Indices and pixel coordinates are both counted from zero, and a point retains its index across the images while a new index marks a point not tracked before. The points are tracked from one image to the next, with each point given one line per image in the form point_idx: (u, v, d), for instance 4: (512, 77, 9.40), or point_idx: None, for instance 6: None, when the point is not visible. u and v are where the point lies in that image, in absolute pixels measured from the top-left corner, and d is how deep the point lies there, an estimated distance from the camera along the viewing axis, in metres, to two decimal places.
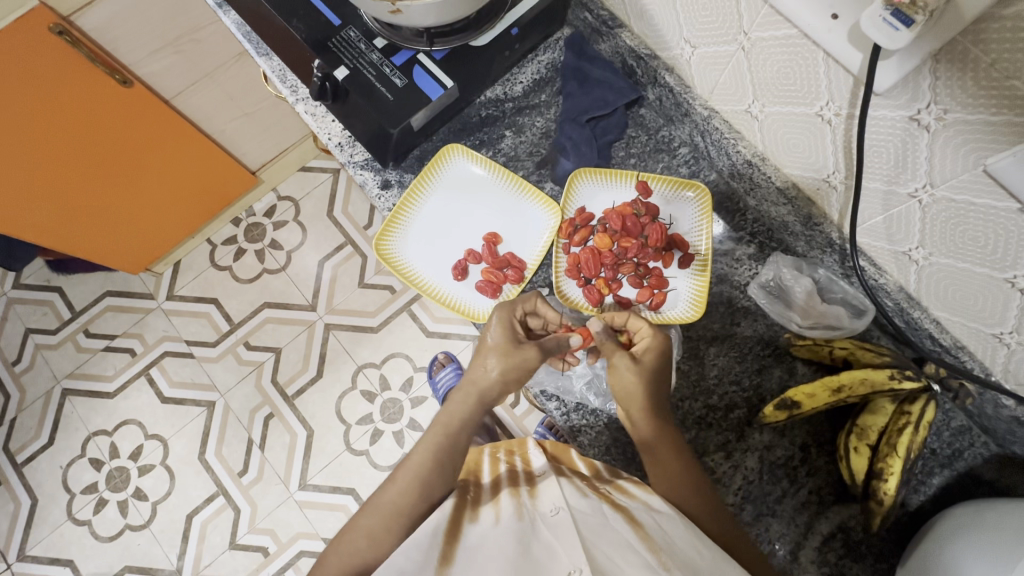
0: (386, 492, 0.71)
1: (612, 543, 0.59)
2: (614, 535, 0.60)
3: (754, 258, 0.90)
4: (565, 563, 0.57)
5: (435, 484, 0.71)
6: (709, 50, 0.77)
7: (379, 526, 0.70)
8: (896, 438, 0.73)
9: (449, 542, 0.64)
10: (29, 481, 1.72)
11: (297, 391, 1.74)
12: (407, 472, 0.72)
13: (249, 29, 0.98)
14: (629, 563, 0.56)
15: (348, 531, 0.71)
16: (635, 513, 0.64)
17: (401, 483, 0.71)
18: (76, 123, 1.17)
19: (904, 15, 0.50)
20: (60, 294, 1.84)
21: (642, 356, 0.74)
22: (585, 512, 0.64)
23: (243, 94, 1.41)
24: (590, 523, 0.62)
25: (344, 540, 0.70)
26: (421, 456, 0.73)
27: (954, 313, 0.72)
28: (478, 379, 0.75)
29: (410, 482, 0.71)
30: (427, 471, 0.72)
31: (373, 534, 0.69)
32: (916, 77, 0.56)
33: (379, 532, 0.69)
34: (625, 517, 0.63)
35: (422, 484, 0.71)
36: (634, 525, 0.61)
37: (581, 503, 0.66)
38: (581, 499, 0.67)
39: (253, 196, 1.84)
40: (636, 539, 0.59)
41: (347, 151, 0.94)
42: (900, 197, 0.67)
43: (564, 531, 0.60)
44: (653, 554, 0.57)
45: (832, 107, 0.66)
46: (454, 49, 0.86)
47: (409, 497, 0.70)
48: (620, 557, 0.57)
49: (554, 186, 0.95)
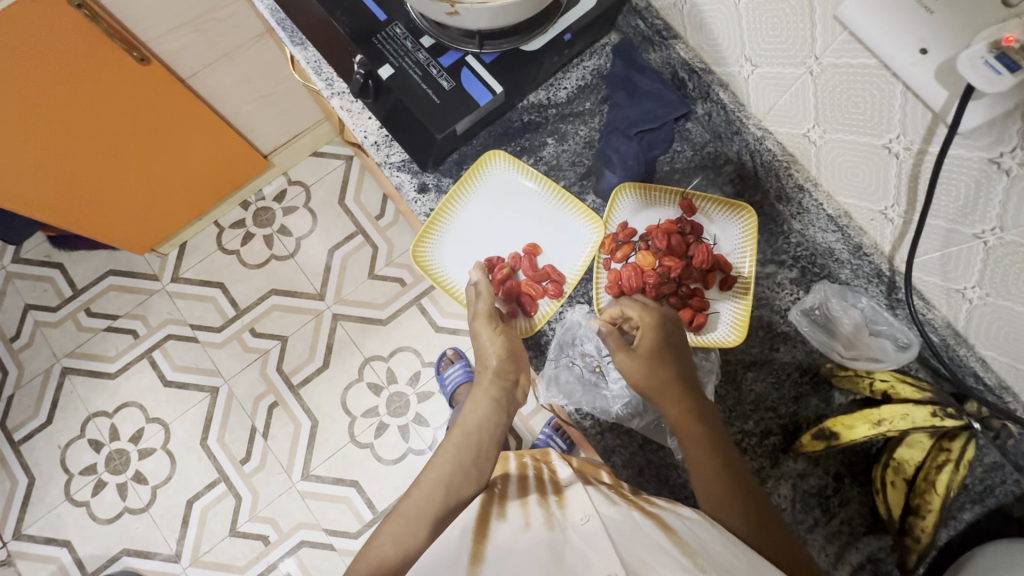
0: (412, 496, 0.71)
1: (644, 547, 0.59)
2: (648, 539, 0.60)
3: (795, 283, 0.88)
4: (598, 566, 0.57)
5: (461, 481, 0.72)
6: (771, 70, 0.75)
7: (406, 529, 0.69)
8: (935, 475, 0.75)
9: (478, 540, 0.63)
10: (26, 460, 1.69)
11: (303, 380, 1.71)
12: (433, 471, 0.73)
13: (284, 17, 0.94)
14: (664, 565, 0.56)
15: (375, 538, 0.70)
16: (667, 520, 0.63)
17: (431, 484, 0.72)
18: (89, 98, 1.13)
19: (1009, 60, 0.48)
20: (61, 271, 1.80)
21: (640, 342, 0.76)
22: (616, 518, 0.64)
23: (263, 74, 1.37)
24: (622, 529, 0.62)
25: (371, 549, 0.69)
26: (445, 457, 0.74)
27: (1003, 353, 0.72)
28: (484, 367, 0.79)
29: (437, 484, 0.72)
30: (453, 473, 0.72)
31: (400, 537, 0.69)
32: (1004, 121, 0.54)
33: (405, 537, 0.69)
34: (657, 523, 0.63)
35: (448, 486, 0.72)
36: (667, 531, 0.61)
37: (611, 511, 0.66)
38: (611, 506, 0.67)
39: (263, 179, 1.80)
40: (670, 543, 0.59)
41: (383, 151, 0.90)
42: (963, 236, 0.66)
43: (598, 540, 0.60)
44: (688, 558, 0.57)
45: (903, 141, 0.64)
46: (504, 53, 0.82)
47: (436, 501, 0.71)
48: (656, 560, 0.56)
49: (596, 200, 0.92)
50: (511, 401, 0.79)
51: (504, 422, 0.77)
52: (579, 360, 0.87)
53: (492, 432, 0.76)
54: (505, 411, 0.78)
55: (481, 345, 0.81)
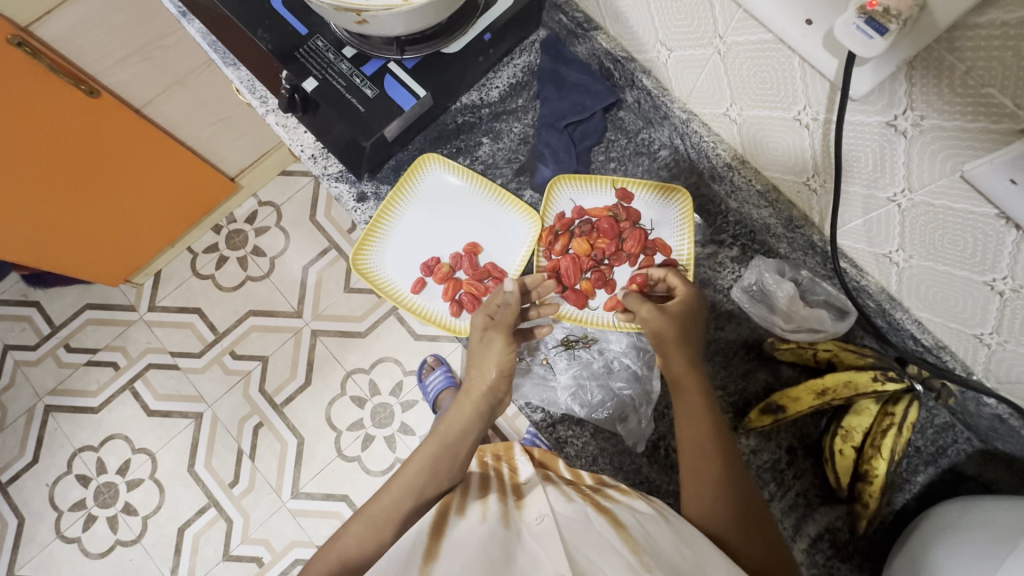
0: (380, 500, 0.71)
1: (595, 547, 0.59)
2: (599, 539, 0.59)
3: (736, 261, 0.90)
4: (547, 567, 0.57)
5: (432, 489, 0.72)
6: (685, 53, 0.76)
7: (370, 533, 0.69)
8: (881, 440, 0.75)
9: (434, 539, 0.63)
10: (14, 500, 1.69)
11: (286, 399, 1.72)
12: (403, 479, 0.72)
13: (214, 38, 0.95)
14: (611, 565, 0.56)
15: (339, 537, 0.70)
16: (619, 515, 0.63)
17: (399, 492, 0.71)
18: (42, 136, 1.13)
19: (877, 24, 0.48)
20: (37, 309, 1.80)
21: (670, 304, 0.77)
22: (570, 516, 0.64)
23: (218, 99, 1.38)
24: (574, 528, 0.62)
25: (336, 543, 0.70)
26: (417, 464, 0.72)
27: (936, 313, 0.71)
28: (476, 384, 0.77)
29: (408, 489, 0.71)
30: (423, 481, 0.72)
31: (363, 540, 0.69)
32: (893, 84, 0.55)
33: (371, 536, 0.69)
34: (609, 519, 0.63)
35: (418, 494, 0.71)
36: (618, 528, 0.61)
37: (566, 508, 0.65)
38: (566, 504, 0.66)
39: (232, 203, 1.80)
40: (619, 541, 0.59)
41: (320, 163, 0.91)
42: (879, 201, 0.67)
43: (548, 540, 0.60)
44: (635, 555, 0.57)
45: (810, 111, 0.65)
46: (425, 58, 0.83)
47: (404, 507, 0.70)
48: (602, 559, 0.57)
49: (533, 194, 0.93)
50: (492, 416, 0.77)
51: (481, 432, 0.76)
52: (529, 355, 0.88)
53: (470, 445, 0.75)
54: (483, 418, 0.76)
55: (486, 358, 0.77)
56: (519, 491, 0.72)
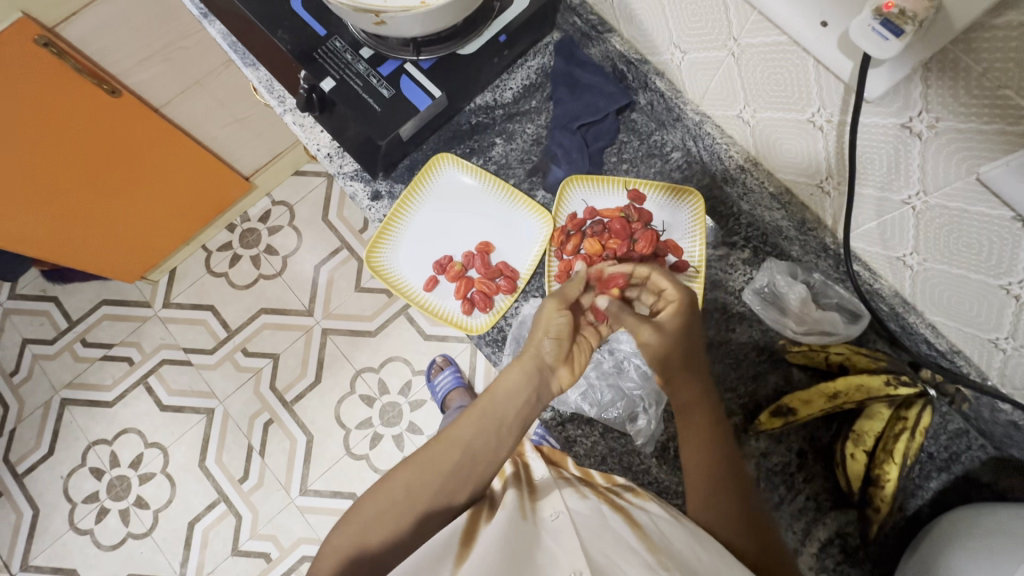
0: (430, 448, 0.71)
1: (611, 544, 0.59)
2: (613, 536, 0.60)
3: (748, 263, 0.89)
4: (564, 564, 0.57)
5: (479, 449, 0.71)
6: (699, 55, 0.76)
7: (415, 482, 0.69)
8: (892, 445, 0.74)
9: (465, 545, 0.62)
10: (30, 492, 1.72)
11: (296, 396, 1.73)
12: (453, 434, 0.71)
13: (234, 39, 0.97)
14: (630, 564, 0.56)
15: (386, 482, 0.70)
16: (633, 514, 0.64)
17: (448, 443, 0.71)
18: (66, 134, 1.16)
19: (893, 25, 0.48)
20: (55, 304, 1.84)
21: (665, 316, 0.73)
22: (585, 513, 0.64)
23: (235, 100, 1.41)
24: (591, 525, 0.62)
25: (381, 490, 0.70)
26: (469, 420, 0.72)
27: (950, 317, 0.71)
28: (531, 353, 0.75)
29: (456, 443, 0.71)
30: (472, 437, 0.71)
31: (409, 487, 0.69)
32: (908, 86, 0.55)
33: (417, 487, 0.69)
34: (624, 518, 0.63)
35: (467, 450, 0.70)
36: (634, 527, 0.62)
37: (580, 505, 0.66)
38: (580, 502, 0.67)
39: (247, 202, 1.83)
40: (636, 539, 0.59)
41: (336, 162, 0.93)
42: (893, 203, 0.67)
43: (565, 536, 0.60)
44: (652, 554, 0.57)
45: (824, 114, 0.65)
46: (440, 58, 0.84)
47: (455, 458, 0.70)
48: (621, 558, 0.57)
49: (546, 195, 0.94)
50: (546, 385, 0.75)
51: (532, 401, 0.74)
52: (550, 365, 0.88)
53: (520, 409, 0.73)
54: (537, 385, 0.74)
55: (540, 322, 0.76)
56: (534, 487, 0.72)
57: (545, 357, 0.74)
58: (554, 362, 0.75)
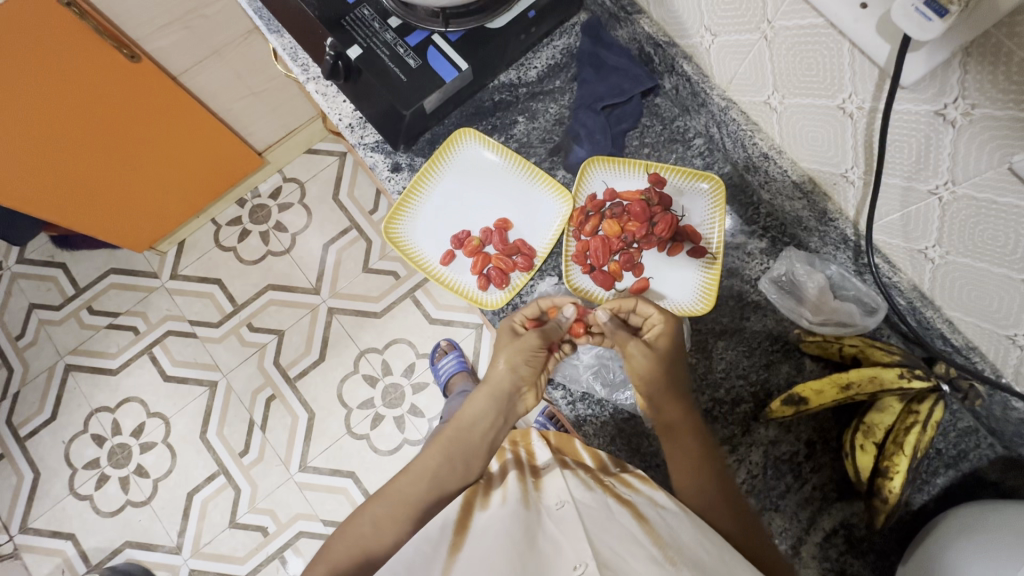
0: (398, 481, 0.73)
1: (617, 537, 0.55)
2: (620, 529, 0.56)
3: (765, 253, 0.89)
4: (568, 555, 0.53)
5: (446, 478, 0.72)
6: (730, 39, 0.76)
7: (386, 515, 0.71)
8: (903, 437, 0.74)
9: (459, 533, 0.61)
10: (31, 455, 1.73)
11: (299, 373, 1.74)
12: (420, 465, 0.73)
13: (260, 5, 0.96)
14: (637, 558, 0.52)
15: (356, 518, 0.72)
16: (641, 509, 0.60)
17: (415, 475, 0.72)
18: (82, 96, 1.15)
19: (937, 5, 0.49)
20: (63, 270, 1.84)
21: (655, 342, 0.75)
22: (589, 504, 0.61)
23: (252, 71, 1.40)
24: (595, 514, 0.59)
25: (353, 524, 0.71)
26: (435, 449, 0.73)
27: (968, 312, 0.70)
28: (492, 375, 0.77)
29: (423, 475, 0.72)
30: (439, 466, 0.72)
31: (379, 521, 0.70)
32: (946, 71, 0.55)
33: (387, 519, 0.70)
34: (630, 510, 0.60)
35: (433, 478, 0.72)
36: (640, 520, 0.58)
37: (586, 496, 0.62)
38: (587, 493, 0.63)
39: (258, 177, 1.83)
40: (642, 533, 0.56)
41: (357, 133, 0.93)
42: (919, 193, 0.66)
43: (570, 525, 0.56)
44: (659, 549, 0.53)
45: (855, 100, 0.65)
46: (468, 31, 0.84)
47: (421, 489, 0.71)
48: (625, 551, 0.53)
49: (566, 174, 0.94)
50: (513, 408, 0.77)
51: (501, 425, 0.76)
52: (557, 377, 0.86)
53: (487, 432, 0.74)
54: (504, 410, 0.76)
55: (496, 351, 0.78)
56: (538, 473, 0.69)
57: (511, 377, 0.76)
58: (525, 383, 0.78)
